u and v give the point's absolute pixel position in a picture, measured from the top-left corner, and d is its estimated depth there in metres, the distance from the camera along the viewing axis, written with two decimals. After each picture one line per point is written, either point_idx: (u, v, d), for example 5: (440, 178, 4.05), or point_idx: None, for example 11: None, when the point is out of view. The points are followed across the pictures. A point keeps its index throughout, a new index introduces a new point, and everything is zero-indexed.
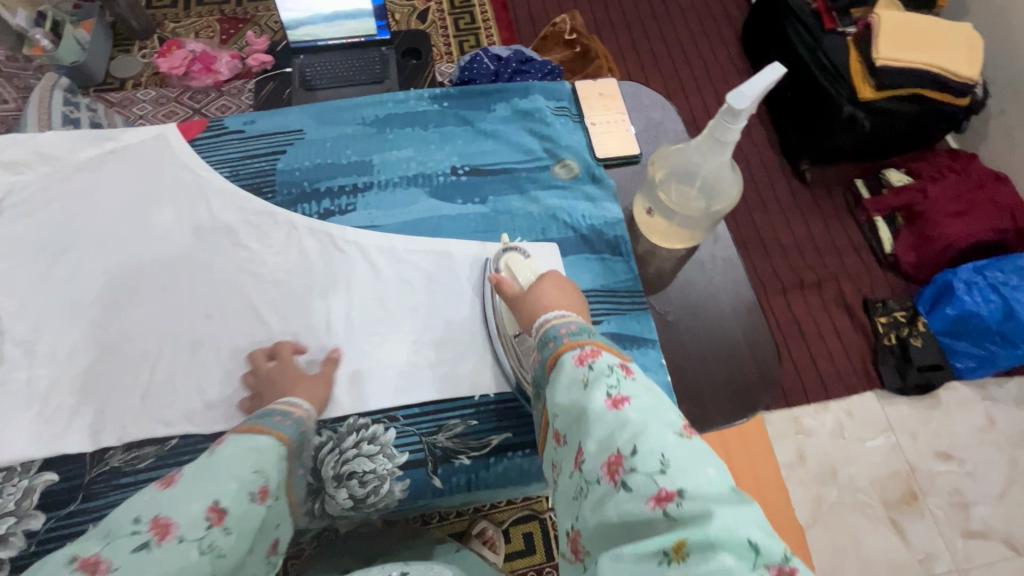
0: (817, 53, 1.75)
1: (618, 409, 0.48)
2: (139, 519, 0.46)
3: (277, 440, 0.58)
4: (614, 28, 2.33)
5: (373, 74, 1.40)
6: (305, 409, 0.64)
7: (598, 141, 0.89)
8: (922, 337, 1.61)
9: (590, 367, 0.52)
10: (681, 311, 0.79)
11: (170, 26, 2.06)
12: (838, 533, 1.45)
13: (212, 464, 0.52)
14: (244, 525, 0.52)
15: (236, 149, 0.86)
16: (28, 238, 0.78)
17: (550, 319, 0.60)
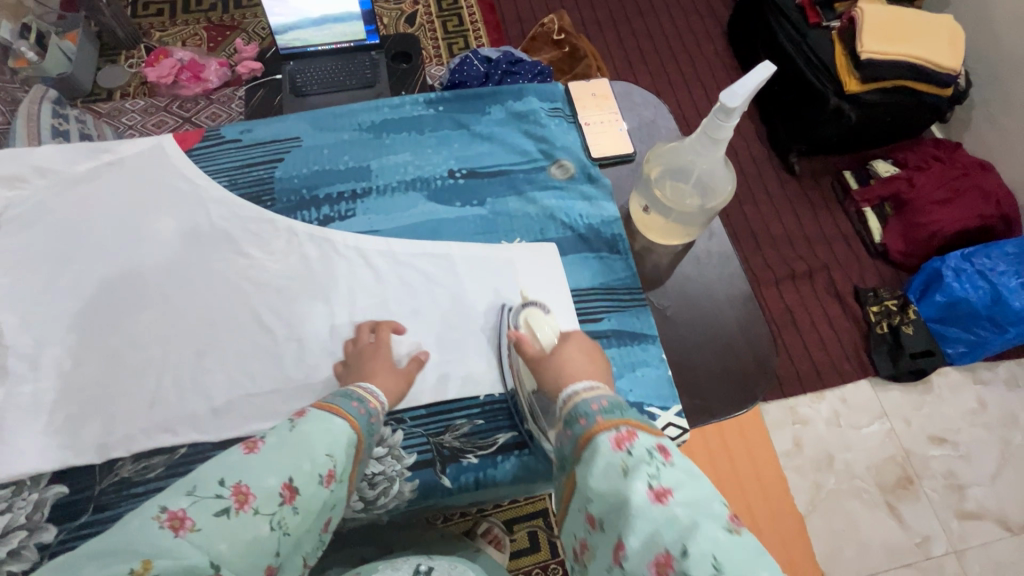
0: (802, 48, 1.78)
1: (663, 503, 0.46)
2: (224, 484, 0.49)
3: (350, 427, 0.59)
4: (601, 26, 2.35)
5: (364, 79, 1.42)
6: (381, 402, 0.66)
7: (593, 140, 0.91)
8: (913, 324, 1.63)
9: (629, 452, 0.50)
10: (679, 305, 0.81)
11: (156, 34, 2.05)
12: (836, 518, 1.47)
13: (290, 442, 0.54)
14: (312, 507, 0.53)
15: (234, 158, 0.86)
16: (26, 252, 0.77)
17: (577, 393, 0.58)
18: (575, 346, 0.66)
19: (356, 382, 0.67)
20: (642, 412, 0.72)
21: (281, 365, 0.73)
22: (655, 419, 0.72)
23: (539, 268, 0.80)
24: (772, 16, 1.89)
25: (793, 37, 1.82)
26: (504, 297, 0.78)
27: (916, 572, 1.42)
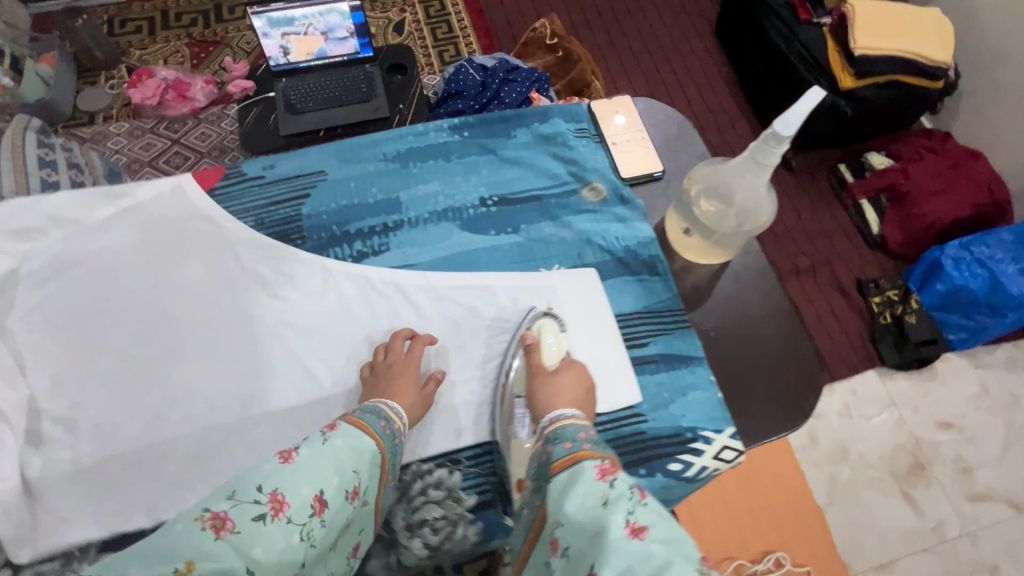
0: (794, 45, 1.79)
1: (639, 538, 0.46)
2: (261, 492, 0.49)
3: (375, 445, 0.60)
4: (590, 29, 2.33)
5: (358, 95, 1.51)
6: (403, 422, 0.67)
7: (622, 160, 0.90)
8: (917, 313, 1.66)
9: (611, 484, 0.51)
10: (722, 325, 0.81)
11: (137, 53, 1.98)
12: (853, 509, 1.50)
13: (322, 457, 0.55)
14: (338, 519, 0.54)
15: (259, 197, 0.84)
16: (52, 308, 0.74)
17: (560, 417, 0.62)
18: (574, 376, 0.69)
19: (377, 398, 0.67)
20: (696, 437, 0.72)
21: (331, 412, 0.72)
22: (710, 443, 0.72)
23: (580, 294, 0.80)
24: (762, 13, 1.88)
25: (785, 35, 1.82)
26: (531, 302, 0.79)
27: (933, 556, 1.46)
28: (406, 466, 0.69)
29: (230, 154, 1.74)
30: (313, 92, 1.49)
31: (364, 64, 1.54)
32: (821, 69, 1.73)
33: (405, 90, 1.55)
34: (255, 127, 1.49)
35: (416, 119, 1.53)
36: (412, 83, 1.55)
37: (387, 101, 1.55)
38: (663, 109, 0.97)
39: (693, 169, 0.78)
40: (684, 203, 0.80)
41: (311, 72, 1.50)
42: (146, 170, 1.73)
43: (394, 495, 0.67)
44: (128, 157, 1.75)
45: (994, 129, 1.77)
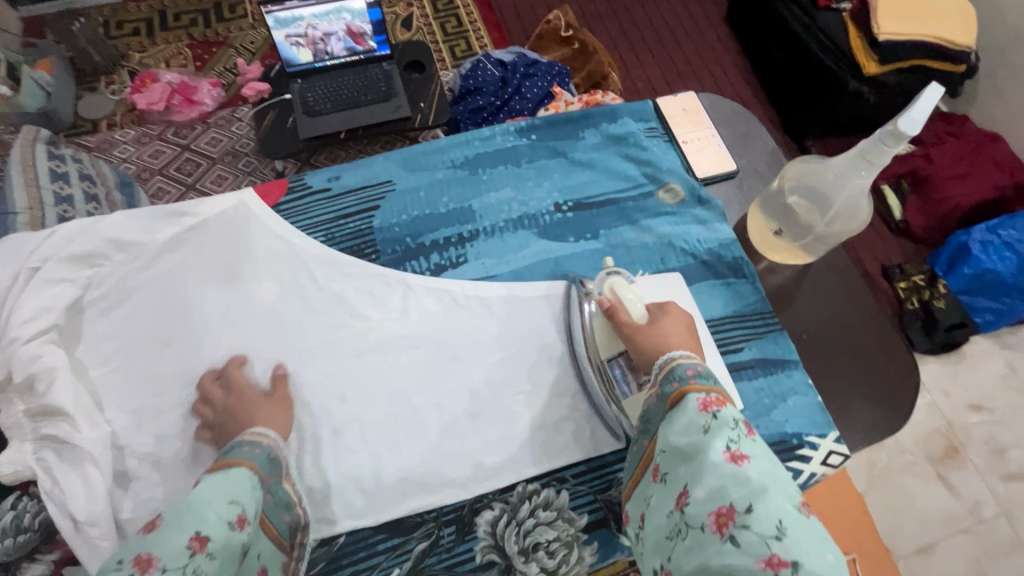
0: (812, 31, 1.71)
1: (737, 465, 0.48)
2: (121, 560, 0.46)
3: (249, 470, 0.56)
4: (602, 19, 2.14)
5: (379, 94, 1.44)
6: (273, 437, 0.62)
7: (694, 161, 0.88)
8: (945, 298, 1.51)
9: (714, 415, 0.52)
10: (814, 329, 0.80)
11: (136, 56, 1.82)
12: (892, 494, 1.37)
13: (186, 505, 0.50)
14: (229, 553, 0.50)
15: (326, 211, 0.80)
16: (123, 335, 0.71)
17: (677, 357, 0.59)
18: (675, 314, 0.65)
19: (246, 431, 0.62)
20: (802, 443, 0.70)
21: (427, 432, 0.69)
22: (817, 448, 0.70)
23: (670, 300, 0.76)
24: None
25: (802, 21, 1.74)
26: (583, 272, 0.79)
27: (972, 539, 1.33)
28: (512, 488, 0.67)
29: (244, 159, 1.66)
30: (332, 92, 1.42)
31: (380, 62, 1.47)
32: (843, 55, 1.65)
33: (425, 88, 1.50)
34: (272, 132, 1.41)
35: (439, 116, 1.47)
36: (432, 80, 1.50)
37: (409, 97, 1.48)
38: (727, 106, 0.96)
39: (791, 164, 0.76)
40: (778, 199, 0.78)
41: (325, 74, 1.44)
42: (156, 179, 1.62)
43: (504, 519, 0.65)
44: (137, 166, 1.63)
45: (993, 71, 1.66)
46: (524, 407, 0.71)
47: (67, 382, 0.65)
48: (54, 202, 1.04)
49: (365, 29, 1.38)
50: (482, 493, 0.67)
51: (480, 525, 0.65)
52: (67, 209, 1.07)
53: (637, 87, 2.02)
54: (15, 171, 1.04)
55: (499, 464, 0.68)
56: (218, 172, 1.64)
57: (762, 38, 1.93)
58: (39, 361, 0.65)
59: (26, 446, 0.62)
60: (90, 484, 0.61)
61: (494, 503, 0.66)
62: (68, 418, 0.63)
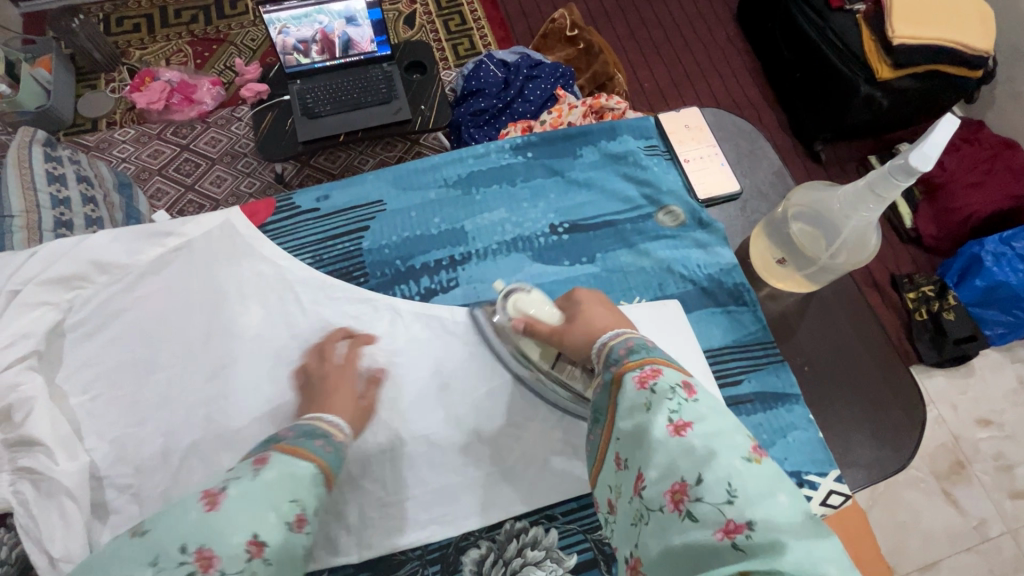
0: (825, 33, 1.63)
1: (681, 435, 0.44)
2: (185, 549, 0.40)
3: (316, 466, 0.52)
4: (609, 17, 2.09)
5: (378, 96, 1.41)
6: (338, 428, 0.59)
7: (696, 180, 0.85)
8: (955, 310, 1.46)
9: (653, 389, 0.48)
10: (818, 360, 0.76)
11: (136, 53, 1.80)
12: (895, 509, 1.33)
13: (255, 491, 0.45)
14: (284, 560, 0.45)
15: (315, 232, 0.78)
16: (104, 361, 0.69)
17: (607, 341, 0.56)
18: (585, 300, 0.64)
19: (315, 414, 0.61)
20: (802, 482, 0.68)
21: (415, 467, 0.67)
22: (816, 488, 0.68)
23: (665, 328, 0.74)
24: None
25: (814, 24, 1.66)
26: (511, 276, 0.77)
27: (976, 557, 1.30)
28: (500, 525, 0.65)
29: (243, 160, 1.64)
30: (330, 95, 1.39)
31: (380, 63, 1.45)
32: (856, 59, 1.58)
33: (426, 90, 1.46)
34: (270, 136, 1.39)
35: (439, 120, 1.43)
36: (433, 81, 1.46)
37: (409, 100, 1.44)
38: (731, 122, 0.93)
39: (796, 188, 0.74)
40: (784, 228, 0.76)
41: (325, 75, 1.42)
42: (155, 179, 1.60)
43: (490, 558, 0.63)
44: (136, 166, 1.61)
45: (1013, 79, 1.61)
46: (513, 442, 0.69)
47: (45, 412, 0.63)
48: (52, 205, 1.03)
49: (344, 31, 1.35)
50: (469, 531, 0.65)
51: (465, 565, 0.63)
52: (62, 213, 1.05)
53: (643, 88, 1.97)
54: (11, 173, 1.03)
55: (487, 499, 0.66)
56: (217, 173, 1.62)
57: (774, 38, 1.86)
58: (17, 391, 0.63)
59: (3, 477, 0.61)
60: (68, 518, 0.60)
61: (481, 541, 0.64)
62: (45, 449, 0.62)
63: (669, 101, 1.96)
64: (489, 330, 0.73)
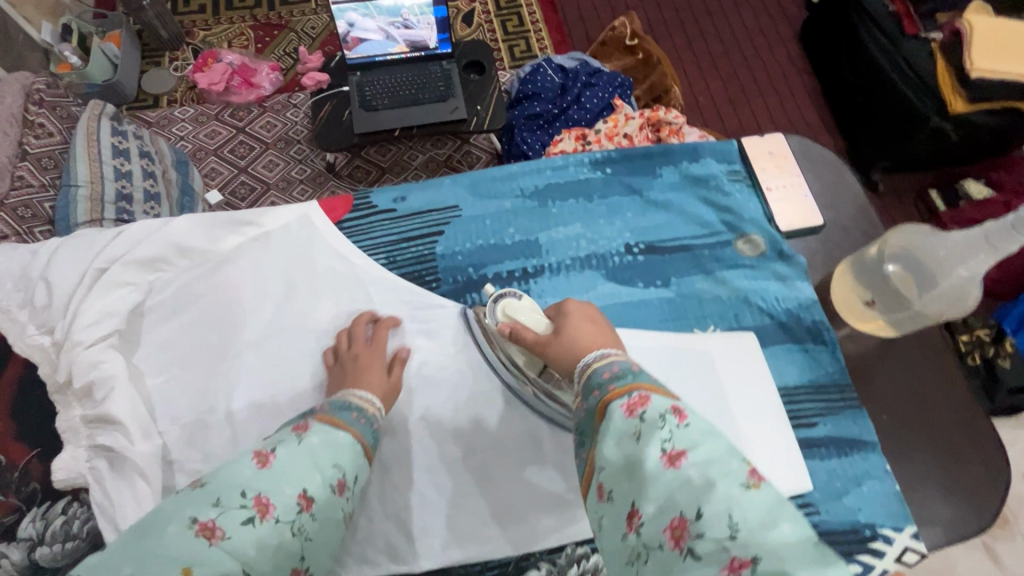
0: (896, 60, 1.56)
1: (677, 466, 0.40)
2: (244, 494, 0.43)
3: (355, 438, 0.53)
4: (668, 29, 2.05)
5: (437, 93, 1.40)
6: (376, 407, 0.59)
7: (778, 210, 0.82)
8: (1013, 358, 1.33)
9: (642, 418, 0.43)
10: (895, 409, 0.73)
11: (200, 34, 1.82)
12: (934, 561, 1.27)
13: (301, 455, 0.47)
14: (328, 519, 0.47)
15: (389, 232, 0.78)
16: (179, 345, 0.70)
17: (591, 361, 0.51)
18: (576, 312, 0.59)
19: (346, 391, 0.60)
20: (876, 536, 0.65)
21: (478, 480, 0.66)
22: (891, 543, 0.65)
23: (738, 361, 0.73)
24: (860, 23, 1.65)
25: (886, 50, 1.58)
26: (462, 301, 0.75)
27: None
28: (560, 549, 0.64)
29: (297, 146, 1.65)
30: (390, 89, 1.39)
31: (440, 61, 1.44)
32: (929, 90, 1.50)
33: (483, 90, 1.45)
34: (330, 126, 1.40)
35: (494, 122, 1.42)
36: (491, 81, 1.45)
37: (467, 99, 1.43)
38: (816, 150, 0.90)
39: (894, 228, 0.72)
40: (882, 269, 0.72)
41: (385, 68, 1.42)
42: (211, 160, 1.62)
43: None
44: (193, 145, 1.63)
45: None
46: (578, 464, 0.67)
47: (124, 391, 0.65)
48: (115, 177, 1.04)
49: (388, 32, 1.34)
50: (530, 552, 0.64)
51: None
52: (125, 185, 1.07)
53: (698, 103, 1.93)
54: (78, 141, 1.04)
55: (549, 521, 0.65)
56: (271, 157, 1.63)
57: (836, 61, 1.80)
58: (98, 368, 0.65)
59: (82, 452, 0.62)
60: (141, 498, 0.61)
61: (540, 563, 0.63)
62: (123, 429, 0.63)
63: (725, 118, 1.91)
64: (477, 330, 0.72)
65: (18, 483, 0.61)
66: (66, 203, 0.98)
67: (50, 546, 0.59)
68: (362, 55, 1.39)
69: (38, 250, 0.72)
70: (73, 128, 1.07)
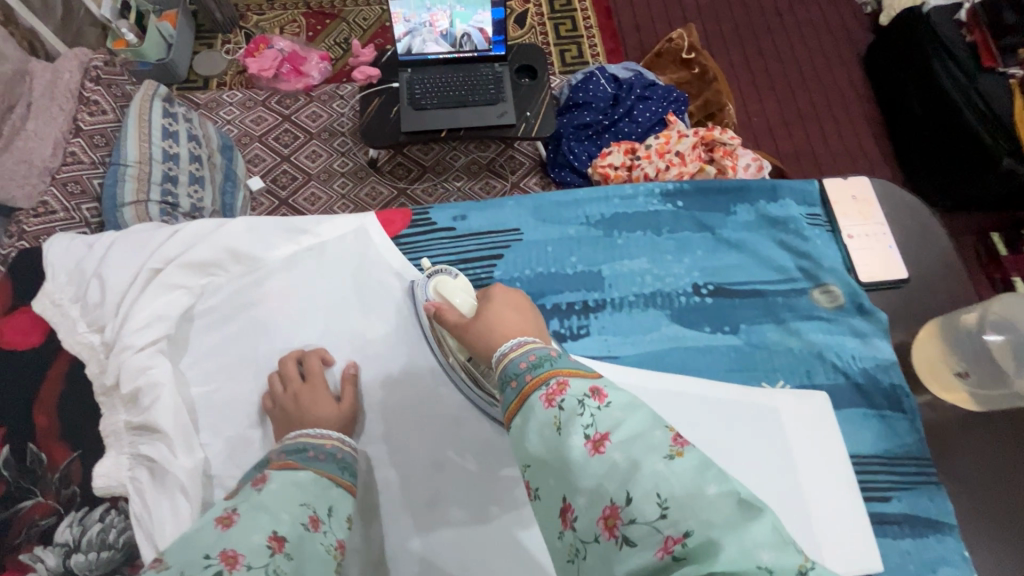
0: (969, 95, 1.39)
1: (601, 452, 0.39)
2: (207, 555, 0.41)
3: (315, 473, 0.54)
4: (726, 43, 1.79)
5: (486, 96, 1.36)
6: (336, 438, 0.60)
7: (861, 260, 0.77)
8: None
9: (561, 407, 0.42)
10: (980, 490, 0.67)
11: (254, 18, 1.80)
12: None
13: (264, 500, 0.48)
14: (309, 553, 0.47)
15: (447, 251, 0.75)
16: (226, 353, 0.68)
17: (507, 352, 0.48)
18: (499, 298, 0.56)
19: (297, 429, 0.60)
20: None
21: (524, 523, 0.64)
22: None
23: (808, 422, 0.68)
24: (934, 53, 1.47)
25: (957, 83, 1.41)
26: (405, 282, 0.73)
27: None
28: None
29: (340, 139, 1.61)
30: (439, 88, 1.36)
31: (493, 63, 1.39)
32: (1003, 126, 1.32)
33: (534, 96, 1.40)
34: (377, 122, 1.37)
35: (544, 129, 1.36)
36: (543, 87, 1.39)
37: (518, 105, 1.38)
38: (905, 195, 0.83)
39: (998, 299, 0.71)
40: (979, 338, 0.71)
41: (436, 67, 1.38)
42: (255, 146, 1.58)
43: None
44: (239, 130, 1.60)
45: None
46: None
47: (169, 400, 0.63)
48: (162, 158, 1.03)
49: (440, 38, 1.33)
50: None
51: None
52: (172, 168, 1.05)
53: (749, 125, 1.67)
54: (130, 122, 1.02)
55: None
56: (314, 148, 1.59)
57: (910, 92, 1.55)
58: (146, 374, 0.63)
59: (124, 459, 0.61)
60: (179, 514, 0.59)
61: None
62: (167, 438, 0.62)
63: (780, 143, 1.65)
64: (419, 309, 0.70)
65: (59, 485, 0.60)
66: (114, 181, 0.97)
67: (86, 554, 0.58)
68: (414, 51, 1.35)
69: (95, 243, 0.71)
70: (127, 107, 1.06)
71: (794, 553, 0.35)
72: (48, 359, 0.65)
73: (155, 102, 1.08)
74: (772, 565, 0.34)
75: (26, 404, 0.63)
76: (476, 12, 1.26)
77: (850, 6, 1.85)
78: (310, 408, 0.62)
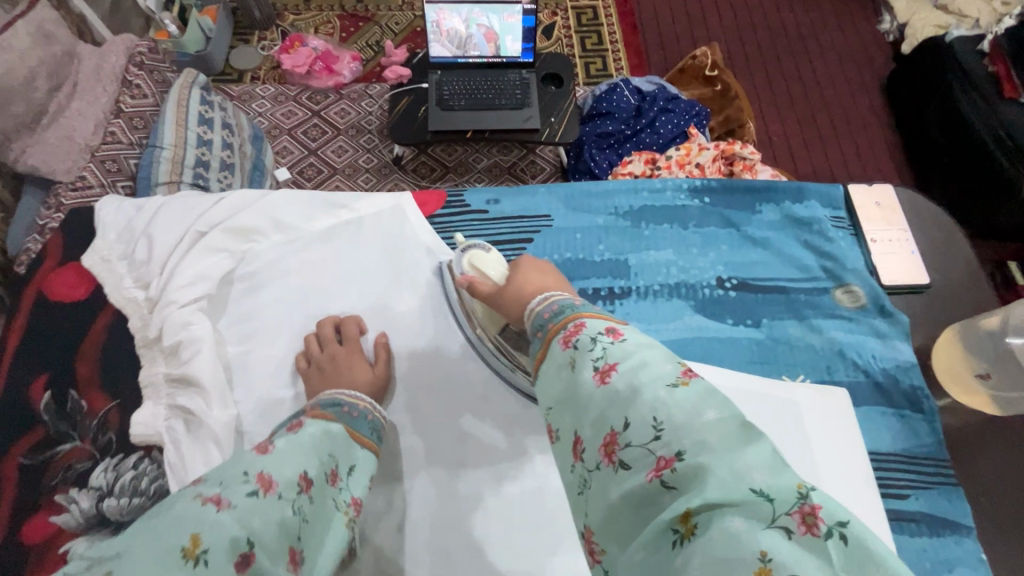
0: (990, 120, 1.39)
1: (607, 383, 0.41)
2: (246, 472, 0.43)
3: (345, 428, 0.55)
4: (747, 63, 1.82)
5: (513, 99, 1.39)
6: (368, 401, 0.61)
7: (883, 263, 0.78)
8: None
9: (576, 346, 0.44)
10: (997, 495, 0.67)
11: (290, 18, 1.86)
12: None
13: (301, 441, 0.49)
14: (326, 501, 0.48)
15: (480, 232, 0.77)
16: (264, 315, 0.71)
17: (535, 307, 0.52)
18: (526, 265, 0.60)
19: (330, 388, 0.62)
20: None
21: (544, 498, 0.65)
22: None
23: (826, 424, 0.68)
24: (954, 79, 1.49)
25: (978, 109, 1.42)
26: (428, 249, 0.76)
27: None
28: None
29: (367, 136, 1.64)
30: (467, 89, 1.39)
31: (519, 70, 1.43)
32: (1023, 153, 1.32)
33: (559, 103, 1.43)
34: (404, 121, 1.40)
35: (567, 135, 1.39)
36: (568, 95, 1.42)
37: (544, 109, 1.41)
38: (929, 206, 0.84)
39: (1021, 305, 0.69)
40: (1003, 342, 0.71)
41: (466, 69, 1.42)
42: (283, 138, 1.62)
43: None
44: (269, 122, 1.64)
45: None
46: None
47: (209, 355, 0.65)
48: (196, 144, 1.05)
49: (465, 37, 1.35)
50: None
51: None
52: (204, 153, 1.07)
53: (770, 140, 1.70)
54: (169, 106, 1.06)
55: None
56: (340, 143, 1.63)
57: (927, 116, 1.57)
58: (188, 329, 0.66)
59: (161, 410, 0.63)
60: (210, 465, 0.61)
61: None
62: (203, 392, 0.64)
63: (797, 162, 1.67)
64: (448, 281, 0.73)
65: (96, 431, 0.62)
66: (150, 163, 0.99)
67: (118, 498, 0.59)
68: (446, 54, 1.38)
69: (144, 206, 0.74)
70: (166, 93, 1.09)
71: (792, 479, 0.34)
72: (93, 311, 0.68)
73: (194, 90, 1.12)
74: (765, 488, 0.33)
75: (70, 352, 0.65)
76: (485, 16, 1.29)
77: (871, 34, 1.88)
78: (346, 371, 0.64)
